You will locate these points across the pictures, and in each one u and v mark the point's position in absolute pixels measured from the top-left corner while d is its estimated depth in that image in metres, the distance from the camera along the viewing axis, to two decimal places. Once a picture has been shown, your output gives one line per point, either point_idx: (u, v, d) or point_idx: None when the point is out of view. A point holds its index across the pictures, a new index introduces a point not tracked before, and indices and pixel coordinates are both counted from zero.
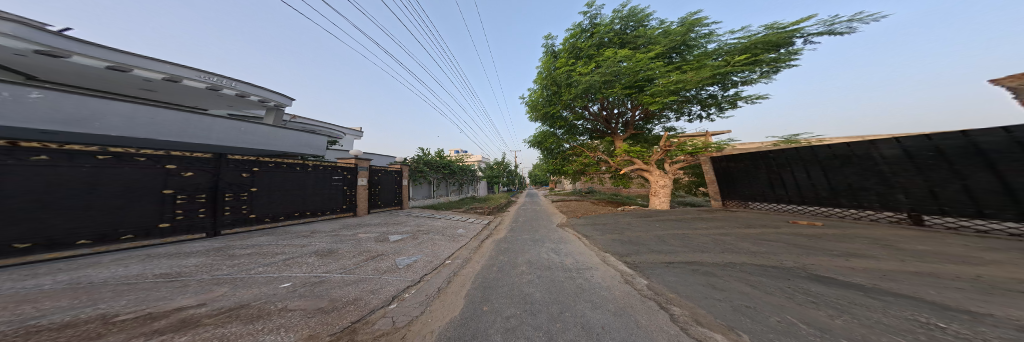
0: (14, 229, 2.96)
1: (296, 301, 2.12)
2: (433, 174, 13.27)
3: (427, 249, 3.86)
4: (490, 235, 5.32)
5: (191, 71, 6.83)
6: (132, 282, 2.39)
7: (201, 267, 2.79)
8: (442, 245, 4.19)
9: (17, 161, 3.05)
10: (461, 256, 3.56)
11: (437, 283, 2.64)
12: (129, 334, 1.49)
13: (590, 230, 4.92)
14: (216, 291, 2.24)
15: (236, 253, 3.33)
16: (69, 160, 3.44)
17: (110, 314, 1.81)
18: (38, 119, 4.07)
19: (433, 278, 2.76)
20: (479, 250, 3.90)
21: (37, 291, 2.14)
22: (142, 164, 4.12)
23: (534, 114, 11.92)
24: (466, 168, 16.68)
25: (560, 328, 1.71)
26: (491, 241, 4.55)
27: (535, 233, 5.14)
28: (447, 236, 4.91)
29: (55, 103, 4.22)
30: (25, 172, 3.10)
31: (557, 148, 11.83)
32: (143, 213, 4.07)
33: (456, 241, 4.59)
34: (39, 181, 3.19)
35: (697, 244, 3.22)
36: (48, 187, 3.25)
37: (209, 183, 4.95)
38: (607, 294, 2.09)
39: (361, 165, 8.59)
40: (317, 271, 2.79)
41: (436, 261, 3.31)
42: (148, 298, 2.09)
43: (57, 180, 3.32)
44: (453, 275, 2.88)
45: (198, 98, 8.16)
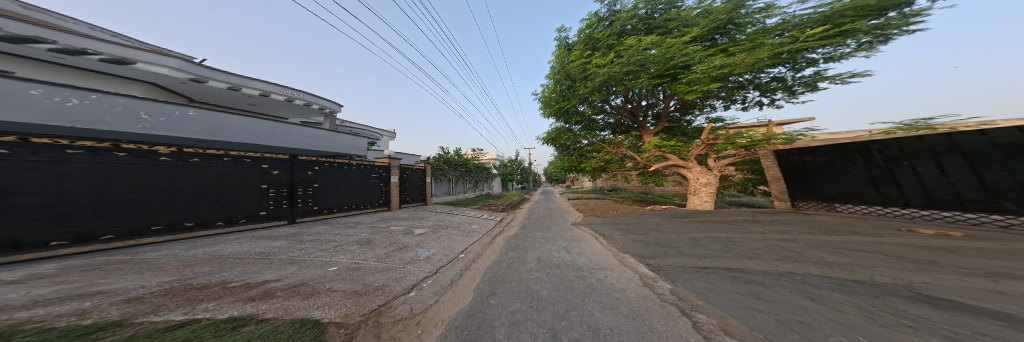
0: (181, 213, 4.30)
1: (338, 283, 2.54)
2: (452, 172, 14.09)
3: (444, 244, 4.13)
4: (501, 231, 5.39)
5: (275, 87, 8.84)
6: (239, 257, 3.20)
7: (280, 249, 3.56)
8: (457, 239, 4.45)
9: (184, 163, 4.43)
10: (474, 251, 3.71)
11: (451, 276, 2.80)
12: (233, 298, 2.02)
13: (607, 230, 4.58)
14: (288, 269, 2.84)
15: (303, 239, 4.12)
16: (209, 161, 4.78)
17: (225, 280, 2.47)
18: (194, 129, 5.86)
19: (448, 270, 2.95)
20: (490, 246, 4.02)
21: (190, 258, 3.06)
22: (248, 164, 5.40)
23: (547, 110, 11.67)
24: (481, 166, 17.18)
25: (565, 326, 1.66)
26: (503, 238, 4.62)
27: (548, 230, 5.03)
28: (462, 231, 5.17)
29: (201, 117, 6.00)
30: (188, 170, 4.47)
31: (574, 145, 11.40)
32: (250, 203, 5.35)
33: (470, 236, 4.79)
34: (196, 177, 4.56)
35: (743, 249, 2.71)
36: (199, 182, 4.57)
37: (288, 179, 6.20)
38: (621, 296, 1.93)
39: (394, 165, 9.68)
40: (357, 258, 3.26)
41: (451, 255, 3.52)
42: (248, 270, 2.77)
43: (204, 176, 4.66)
44: (465, 268, 3.00)
45: (284, 108, 10.38)
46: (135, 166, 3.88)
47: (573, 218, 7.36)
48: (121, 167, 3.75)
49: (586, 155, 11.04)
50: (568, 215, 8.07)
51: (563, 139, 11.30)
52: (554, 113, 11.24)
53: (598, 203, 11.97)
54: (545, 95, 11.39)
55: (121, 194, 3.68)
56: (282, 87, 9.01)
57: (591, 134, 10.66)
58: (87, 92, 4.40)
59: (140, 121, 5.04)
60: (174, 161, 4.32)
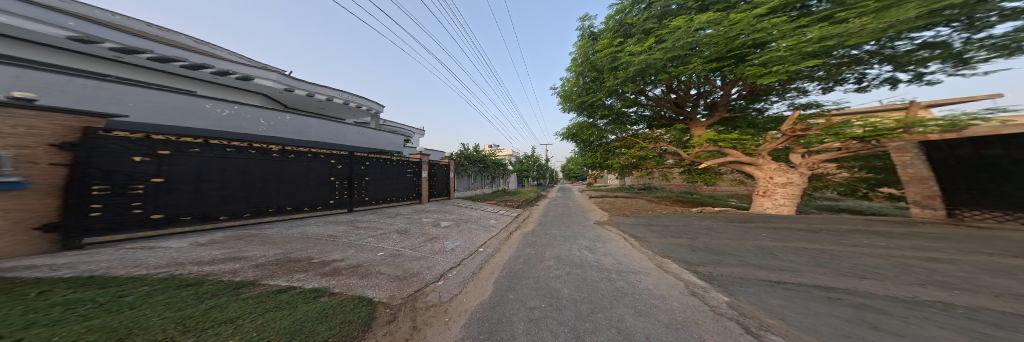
0: (281, 198, 5.26)
1: (383, 267, 2.93)
2: (472, 168, 14.29)
3: (466, 237, 4.32)
4: (518, 227, 5.37)
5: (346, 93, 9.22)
6: (319, 237, 4.07)
7: (344, 233, 4.37)
8: (478, 233, 4.62)
9: (286, 158, 5.44)
10: (492, 246, 3.78)
11: (473, 268, 2.91)
12: (314, 273, 2.59)
13: (638, 233, 4.04)
14: (348, 251, 3.45)
15: (359, 225, 4.98)
16: (298, 156, 5.67)
17: (309, 256, 3.17)
18: (288, 132, 6.28)
19: (469, 263, 3.07)
20: (508, 241, 4.05)
21: (291, 235, 4.06)
22: (320, 158, 6.12)
23: (568, 104, 11.01)
24: (498, 162, 17.19)
25: (589, 328, 1.50)
26: (522, 233, 4.58)
27: (567, 229, 4.78)
28: (482, 225, 5.35)
29: (296, 122, 6.44)
30: (286, 164, 5.43)
31: (598, 141, 10.63)
32: (322, 193, 6.10)
33: (489, 231, 4.92)
34: (289, 170, 5.46)
35: (851, 271, 1.99)
36: (290, 174, 5.46)
37: (347, 172, 6.82)
38: (660, 304, 1.66)
39: (423, 161, 10.00)
40: (397, 245, 3.73)
41: (472, 248, 3.66)
42: (323, 249, 3.49)
43: (295, 169, 5.58)
44: (485, 261, 3.08)
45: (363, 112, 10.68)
46: (258, 161, 4.94)
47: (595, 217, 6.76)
48: (251, 162, 4.83)
49: (613, 152, 10.16)
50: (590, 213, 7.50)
51: (586, 134, 10.47)
52: (580, 107, 10.43)
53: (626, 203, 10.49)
54: (567, 89, 10.76)
55: (251, 183, 4.78)
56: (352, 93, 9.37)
57: (623, 129, 9.72)
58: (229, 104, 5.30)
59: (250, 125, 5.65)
60: (279, 156, 5.29)
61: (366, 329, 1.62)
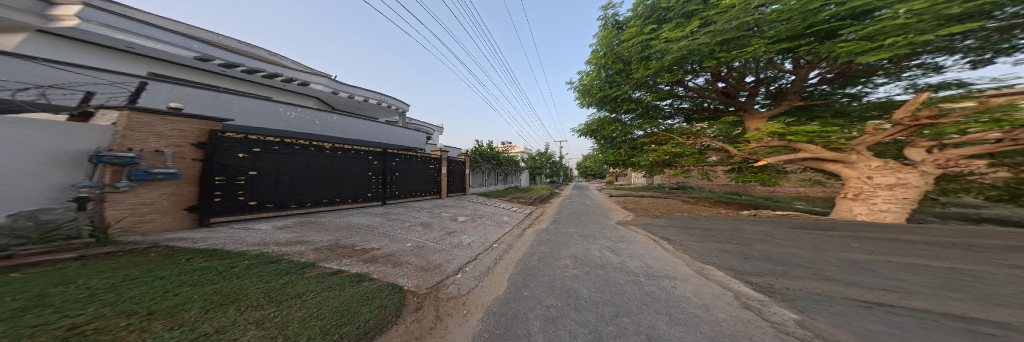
0: (330, 191, 5.65)
1: (410, 257, 3.18)
2: (485, 164, 14.16)
3: (481, 232, 4.45)
4: (531, 225, 5.34)
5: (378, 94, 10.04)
6: (362, 226, 4.69)
7: (381, 223, 4.96)
8: (492, 228, 4.74)
9: (336, 154, 5.84)
10: (506, 242, 3.83)
11: (488, 263, 2.94)
12: (357, 259, 2.96)
13: (670, 241, 3.58)
14: (383, 240, 3.86)
15: (393, 216, 5.61)
16: (344, 153, 6.03)
17: (352, 244, 3.64)
18: (336, 131, 7.03)
19: (484, 258, 3.12)
20: (521, 238, 4.09)
21: (342, 223, 4.77)
22: (359, 155, 6.41)
23: (587, 99, 10.13)
24: (511, 158, 16.93)
25: (612, 331, 1.36)
26: (536, 231, 4.53)
27: (584, 231, 4.55)
28: (496, 221, 5.47)
29: (341, 122, 7.18)
30: (336, 160, 5.83)
31: (623, 138, 9.56)
32: (361, 187, 6.40)
33: (503, 227, 5.01)
34: (337, 165, 5.85)
35: (995, 297, 1.46)
36: (336, 169, 5.82)
37: (380, 168, 7.06)
38: (702, 314, 1.43)
39: (442, 157, 10.08)
40: (422, 237, 4.04)
41: (486, 244, 3.74)
42: (363, 238, 3.98)
43: (342, 165, 5.96)
44: (500, 257, 3.09)
45: (396, 113, 11.71)
46: (315, 157, 5.39)
47: (614, 219, 6.28)
48: (310, 157, 5.28)
49: (639, 149, 9.32)
50: (608, 215, 7.03)
51: (609, 129, 9.49)
52: (603, 102, 9.48)
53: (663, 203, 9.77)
54: (585, 83, 9.89)
55: (309, 176, 5.23)
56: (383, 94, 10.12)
57: (653, 124, 8.76)
58: (291, 108, 6.16)
59: (311, 123, 6.53)
60: (330, 153, 5.69)
61: (398, 314, 1.81)
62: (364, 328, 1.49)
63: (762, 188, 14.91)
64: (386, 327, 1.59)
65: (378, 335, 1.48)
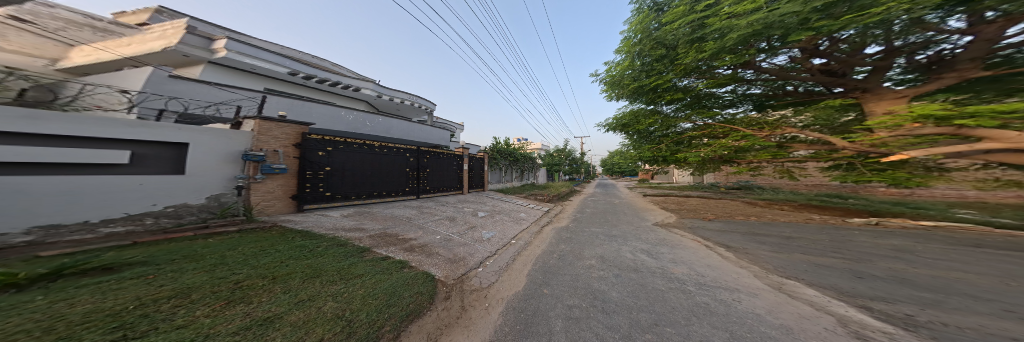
0: (377, 184, 6.36)
1: (437, 247, 3.39)
2: (504, 160, 13.77)
3: (500, 227, 4.49)
4: (551, 224, 5.12)
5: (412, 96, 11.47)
6: (406, 217, 5.37)
7: (419, 214, 5.59)
8: (510, 224, 4.75)
9: (382, 151, 6.56)
10: (524, 239, 3.75)
11: (507, 259, 2.89)
12: (398, 247, 3.29)
13: (732, 256, 3.02)
14: (417, 231, 4.27)
15: (429, 208, 6.25)
16: (387, 150, 6.71)
17: (392, 233, 4.10)
18: (382, 131, 8.17)
19: (503, 254, 3.09)
20: (539, 236, 3.99)
21: (391, 214, 5.55)
22: (398, 152, 7.04)
23: (618, 92, 9.04)
24: (528, 155, 16.52)
25: (648, 338, 1.17)
26: (558, 232, 4.29)
27: (613, 239, 4.10)
28: (514, 217, 5.47)
29: (386, 123, 8.32)
30: (382, 157, 6.54)
31: (663, 132, 8.45)
32: (400, 181, 7.04)
33: (521, 223, 4.96)
34: (383, 161, 6.55)
35: None
36: (381, 165, 6.53)
37: (414, 163, 7.63)
38: (780, 333, 1.10)
39: (465, 154, 10.17)
40: (448, 230, 4.31)
41: (504, 240, 3.72)
42: (405, 228, 4.49)
43: (386, 161, 6.66)
44: (518, 254, 3.01)
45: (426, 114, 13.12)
46: (367, 154, 6.17)
47: (648, 225, 5.49)
48: (364, 154, 6.09)
49: (684, 145, 8.21)
50: (640, 220, 6.21)
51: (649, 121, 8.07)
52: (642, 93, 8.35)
53: (722, 209, 8.04)
54: (613, 74, 8.80)
55: (362, 171, 6.00)
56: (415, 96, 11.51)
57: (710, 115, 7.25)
58: (350, 112, 7.39)
59: (365, 126, 7.79)
60: (377, 150, 6.41)
61: (431, 302, 1.92)
62: (403, 313, 1.63)
63: (887, 190, 10.72)
64: (421, 313, 1.73)
65: (414, 320, 1.60)
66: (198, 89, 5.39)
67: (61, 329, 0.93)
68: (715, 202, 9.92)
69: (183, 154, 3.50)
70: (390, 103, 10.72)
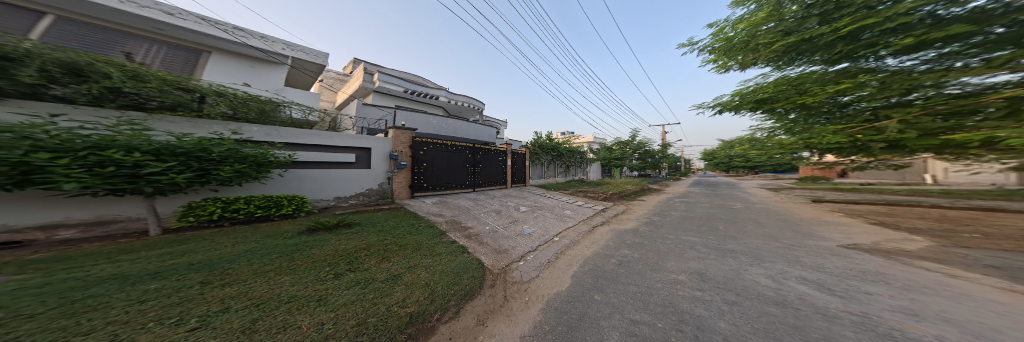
0: (443, 178, 7.18)
1: (488, 234, 3.65)
2: (547, 155, 12.91)
3: (541, 224, 4.37)
4: (603, 225, 4.45)
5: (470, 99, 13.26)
6: (472, 205, 6.03)
7: (480, 203, 6.26)
8: (552, 222, 4.55)
9: (448, 149, 7.36)
10: (569, 238, 3.49)
11: (547, 257, 2.69)
12: (461, 233, 3.68)
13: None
14: (472, 218, 4.72)
15: (488, 198, 6.92)
16: (451, 146, 7.40)
17: (455, 220, 4.60)
18: (450, 131, 9.77)
19: (545, 251, 2.93)
20: (589, 236, 3.55)
21: (459, 202, 6.26)
22: (458, 149, 7.63)
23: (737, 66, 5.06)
24: (574, 149, 15.08)
25: None
26: (621, 235, 3.60)
27: (708, 257, 2.99)
28: (558, 214, 5.16)
29: (453, 126, 9.91)
30: (447, 153, 7.29)
31: (883, 104, 3.15)
32: (457, 175, 7.54)
33: (565, 221, 4.65)
34: (447, 157, 7.28)
35: None
36: (446, 160, 7.26)
37: (470, 158, 7.97)
38: None
39: (509, 149, 9.69)
40: (496, 221, 4.55)
41: (546, 237, 3.56)
42: (468, 214, 5.04)
43: (449, 157, 7.35)
44: (561, 253, 2.79)
45: (479, 115, 14.47)
46: (438, 151, 7.05)
47: (769, 244, 3.60)
48: (436, 152, 6.98)
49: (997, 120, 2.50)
50: (756, 235, 4.15)
51: (816, 99, 3.39)
52: (810, 51, 3.68)
53: (997, 229, 3.99)
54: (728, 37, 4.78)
55: (432, 165, 6.88)
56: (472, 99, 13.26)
57: None
58: (429, 118, 9.28)
59: (437, 126, 9.60)
60: (446, 147, 7.27)
61: (480, 287, 2.00)
62: (463, 292, 1.89)
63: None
64: (475, 294, 1.91)
65: (469, 300, 1.83)
66: (371, 110, 8.85)
67: (352, 251, 2.54)
68: (960, 216, 5.22)
69: (369, 155, 5.82)
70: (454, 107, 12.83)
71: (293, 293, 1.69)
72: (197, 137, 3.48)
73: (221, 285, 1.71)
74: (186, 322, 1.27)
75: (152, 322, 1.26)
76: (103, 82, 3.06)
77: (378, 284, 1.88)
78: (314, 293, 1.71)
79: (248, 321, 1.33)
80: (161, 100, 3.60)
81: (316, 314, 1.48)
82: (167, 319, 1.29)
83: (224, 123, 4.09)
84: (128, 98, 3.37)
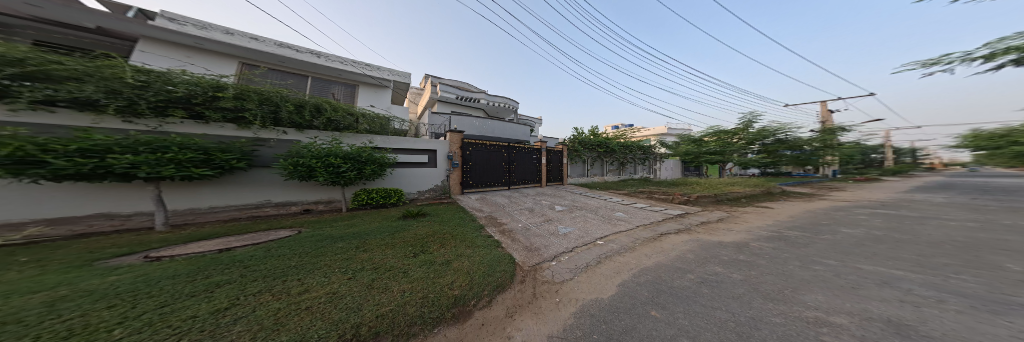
0: (482, 177, 7.55)
1: (523, 232, 3.51)
2: (589, 153, 11.10)
3: (581, 225, 3.83)
4: (675, 233, 3.32)
5: (505, 99, 13.06)
6: (512, 202, 6.04)
7: (518, 201, 6.22)
8: (596, 223, 3.90)
9: (490, 150, 7.75)
10: (618, 242, 2.86)
11: (587, 259, 2.31)
12: (496, 230, 3.72)
13: None
14: (507, 216, 4.64)
15: (530, 196, 6.81)
16: (489, 146, 7.73)
17: (491, 217, 4.62)
18: (486, 132, 9.91)
19: (584, 252, 2.52)
20: (647, 243, 2.77)
21: (500, 201, 6.28)
22: (495, 149, 7.85)
23: None
24: (631, 143, 12.40)
25: None
26: (704, 246, 2.57)
27: (906, 290, 1.64)
28: (603, 216, 4.41)
29: (489, 128, 10.07)
30: (487, 153, 7.64)
31: None
32: (493, 173, 7.78)
33: (613, 224, 3.87)
34: (485, 156, 7.64)
35: None
36: (484, 160, 7.59)
37: (504, 156, 8.04)
38: None
39: (544, 147, 9.23)
40: (530, 220, 4.31)
41: (586, 239, 3.06)
42: (506, 211, 5.02)
43: (487, 156, 7.65)
44: (604, 257, 2.33)
45: (514, 114, 14.32)
46: (477, 151, 7.46)
47: None
48: (476, 152, 7.44)
49: None
50: None
51: None
52: None
53: None
54: None
55: (472, 165, 7.35)
56: (506, 98, 13.03)
57: None
58: (470, 121, 9.55)
59: (479, 127, 9.78)
60: (485, 147, 7.65)
61: (510, 281, 2.04)
62: (496, 283, 1.99)
63: None
64: (507, 287, 1.96)
65: (501, 292, 1.89)
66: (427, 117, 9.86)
67: (430, 237, 3.19)
68: None
69: (435, 156, 6.71)
70: (489, 108, 12.85)
71: (391, 262, 2.39)
72: (357, 147, 5.17)
73: (362, 249, 2.69)
74: (347, 272, 2.19)
75: (336, 268, 2.26)
76: (327, 114, 5.22)
77: (436, 267, 2.27)
78: (402, 265, 2.32)
79: (369, 278, 2.09)
80: (347, 125, 5.60)
81: (401, 283, 2.01)
82: (342, 267, 2.28)
83: (367, 136, 5.67)
84: (334, 125, 5.45)
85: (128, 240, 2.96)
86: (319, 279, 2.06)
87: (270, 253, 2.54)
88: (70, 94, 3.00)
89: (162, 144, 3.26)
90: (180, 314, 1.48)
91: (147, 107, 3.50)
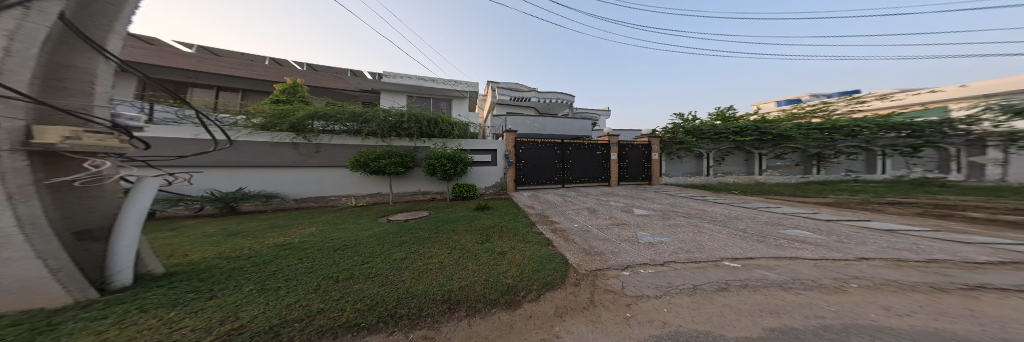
0: (540, 175, 7.57)
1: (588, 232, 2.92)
2: (708, 144, 8.03)
3: (692, 237, 2.73)
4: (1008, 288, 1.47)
5: (557, 94, 12.43)
6: (571, 199, 5.47)
7: (580, 200, 5.39)
8: (726, 239, 2.64)
9: (553, 149, 7.65)
10: (797, 279, 1.59)
11: (700, 284, 1.46)
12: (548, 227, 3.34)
13: None
14: (557, 215, 4.03)
15: (603, 196, 5.77)
16: (546, 143, 7.58)
17: (541, 215, 4.15)
18: (541, 130, 9.61)
19: (692, 276, 1.61)
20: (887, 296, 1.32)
21: (557, 200, 5.53)
22: (550, 145, 7.64)
23: None
24: (815, 124, 7.71)
25: None
26: None
27: None
28: (742, 230, 2.98)
29: (544, 125, 9.69)
30: (546, 151, 7.56)
31: None
32: (548, 170, 7.67)
33: (777, 247, 2.37)
34: (543, 154, 7.57)
35: None
36: (540, 157, 7.53)
37: (560, 153, 7.69)
38: None
39: (613, 142, 8.01)
40: (590, 222, 3.50)
41: (707, 257, 2.05)
42: (560, 210, 4.42)
43: (544, 154, 7.58)
44: (755, 291, 1.37)
45: (569, 109, 13.22)
46: (534, 148, 7.51)
47: None
48: (533, 149, 7.49)
49: None
50: None
51: None
52: None
53: None
54: None
55: (530, 162, 7.48)
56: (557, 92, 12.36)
57: None
58: (524, 119, 9.53)
59: (532, 126, 9.64)
60: (544, 145, 7.58)
61: (561, 282, 1.69)
62: (544, 281, 1.73)
63: None
64: (558, 287, 1.65)
65: (551, 290, 1.61)
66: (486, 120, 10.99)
67: (496, 229, 3.43)
68: None
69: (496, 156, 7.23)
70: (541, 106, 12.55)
71: (469, 246, 2.86)
72: (454, 149, 6.60)
73: (455, 232, 3.50)
74: (448, 247, 2.94)
75: (443, 244, 3.11)
76: (447, 128, 6.89)
77: (495, 255, 2.40)
78: (476, 249, 2.71)
79: (456, 255, 2.65)
80: (449, 132, 6.99)
81: (471, 265, 2.32)
82: (444, 244, 3.09)
83: (459, 140, 7.08)
84: (446, 132, 6.95)
85: (384, 208, 6.00)
86: (435, 250, 2.93)
87: (418, 227, 4.04)
88: (371, 128, 6.32)
89: (394, 153, 6.15)
90: (396, 255, 2.86)
91: (386, 131, 6.43)
